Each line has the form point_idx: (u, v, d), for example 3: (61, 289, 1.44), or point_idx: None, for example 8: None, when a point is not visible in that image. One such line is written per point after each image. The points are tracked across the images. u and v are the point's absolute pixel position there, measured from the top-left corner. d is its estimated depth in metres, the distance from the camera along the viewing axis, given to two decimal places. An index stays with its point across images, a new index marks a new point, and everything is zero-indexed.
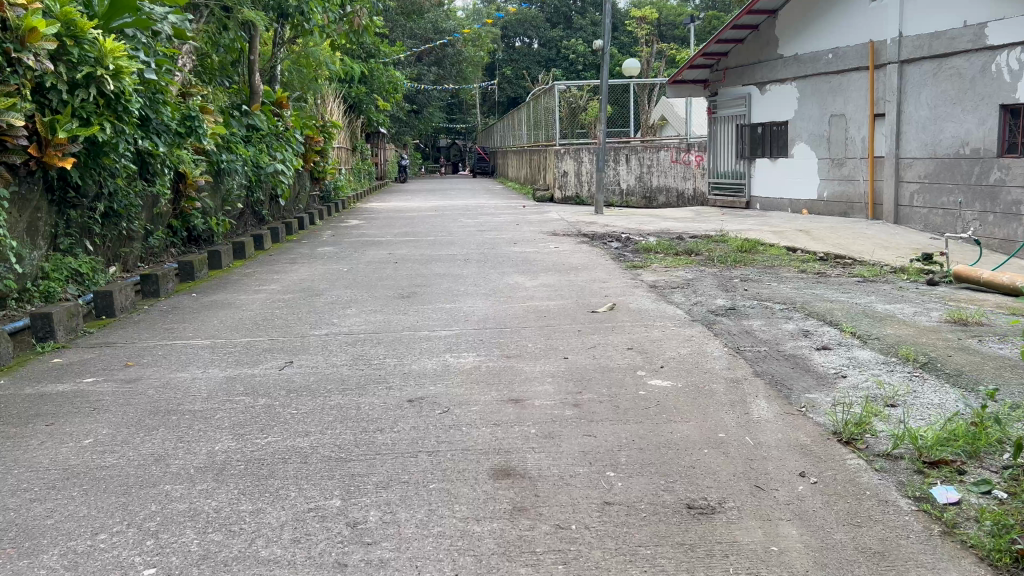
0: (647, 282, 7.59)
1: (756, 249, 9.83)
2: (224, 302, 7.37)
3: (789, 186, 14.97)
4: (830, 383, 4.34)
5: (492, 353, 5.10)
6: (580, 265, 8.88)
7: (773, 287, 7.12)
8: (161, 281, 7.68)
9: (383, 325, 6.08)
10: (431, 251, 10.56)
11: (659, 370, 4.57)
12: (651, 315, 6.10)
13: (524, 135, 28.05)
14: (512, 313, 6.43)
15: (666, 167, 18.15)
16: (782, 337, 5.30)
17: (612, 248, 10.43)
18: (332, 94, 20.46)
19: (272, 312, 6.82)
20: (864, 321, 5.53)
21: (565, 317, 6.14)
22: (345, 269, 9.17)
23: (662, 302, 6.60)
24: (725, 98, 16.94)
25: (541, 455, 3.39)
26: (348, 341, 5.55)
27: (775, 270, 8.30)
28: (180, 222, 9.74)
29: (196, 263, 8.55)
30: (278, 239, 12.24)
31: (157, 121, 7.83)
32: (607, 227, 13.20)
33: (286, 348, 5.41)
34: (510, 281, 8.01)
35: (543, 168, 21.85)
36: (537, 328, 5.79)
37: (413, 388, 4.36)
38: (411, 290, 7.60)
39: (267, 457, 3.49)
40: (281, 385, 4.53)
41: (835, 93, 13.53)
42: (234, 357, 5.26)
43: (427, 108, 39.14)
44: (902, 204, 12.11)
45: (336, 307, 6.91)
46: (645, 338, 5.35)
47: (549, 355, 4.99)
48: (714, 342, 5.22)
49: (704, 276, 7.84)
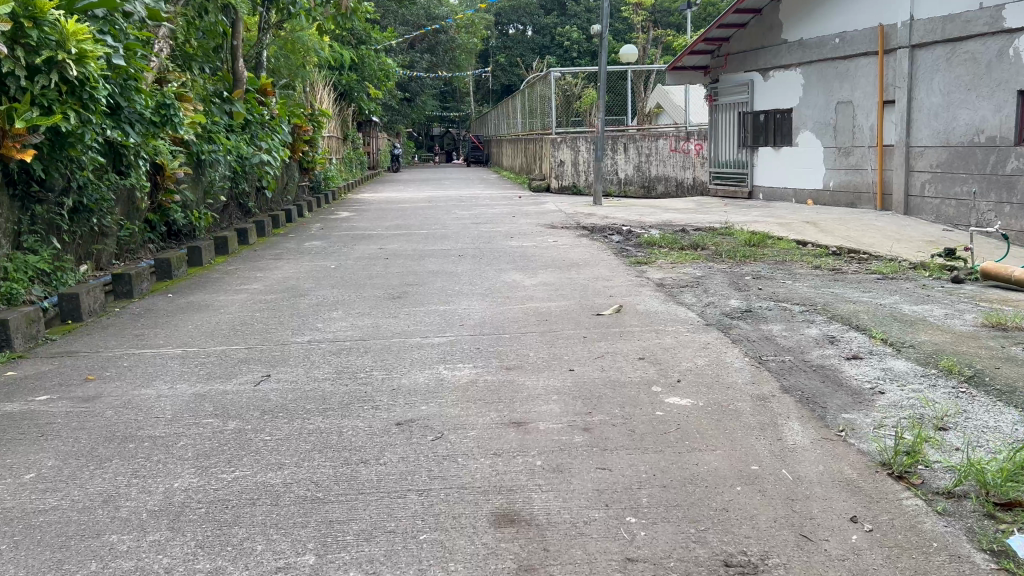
0: (654, 280, 7.13)
1: (765, 243, 9.37)
2: (202, 304, 6.88)
3: (794, 175, 14.51)
4: (867, 401, 3.87)
5: (491, 364, 4.64)
6: (581, 261, 8.42)
7: (789, 286, 6.66)
8: (134, 281, 7.21)
9: (371, 330, 5.61)
10: (423, 246, 10.07)
11: (676, 386, 4.11)
12: (661, 318, 5.64)
13: (518, 124, 27.56)
14: (511, 315, 5.97)
15: (665, 155, 17.76)
16: (806, 345, 4.85)
17: (614, 242, 9.97)
18: (321, 81, 19.92)
19: (251, 315, 6.33)
20: (894, 326, 5.08)
21: (568, 321, 5.68)
22: (333, 266, 8.69)
23: (672, 303, 6.14)
24: (725, 85, 16.45)
25: (550, 495, 2.93)
26: (332, 350, 5.08)
27: (788, 266, 7.84)
28: (158, 216, 9.26)
29: (173, 261, 8.07)
30: (264, 232, 11.74)
31: (127, 108, 7.35)
32: (607, 219, 12.73)
33: (264, 359, 4.94)
34: (507, 279, 7.55)
35: (539, 157, 21.37)
36: (538, 334, 5.33)
37: (403, 408, 3.90)
38: (402, 290, 7.13)
39: (233, 498, 3.03)
40: (254, 405, 4.06)
41: (842, 79, 13.05)
42: (206, 370, 4.79)
43: (421, 96, 38.61)
44: (913, 195, 11.66)
45: (321, 310, 6.43)
46: (657, 347, 4.90)
47: (553, 367, 4.53)
48: (733, 351, 4.76)
49: (714, 274, 7.38)
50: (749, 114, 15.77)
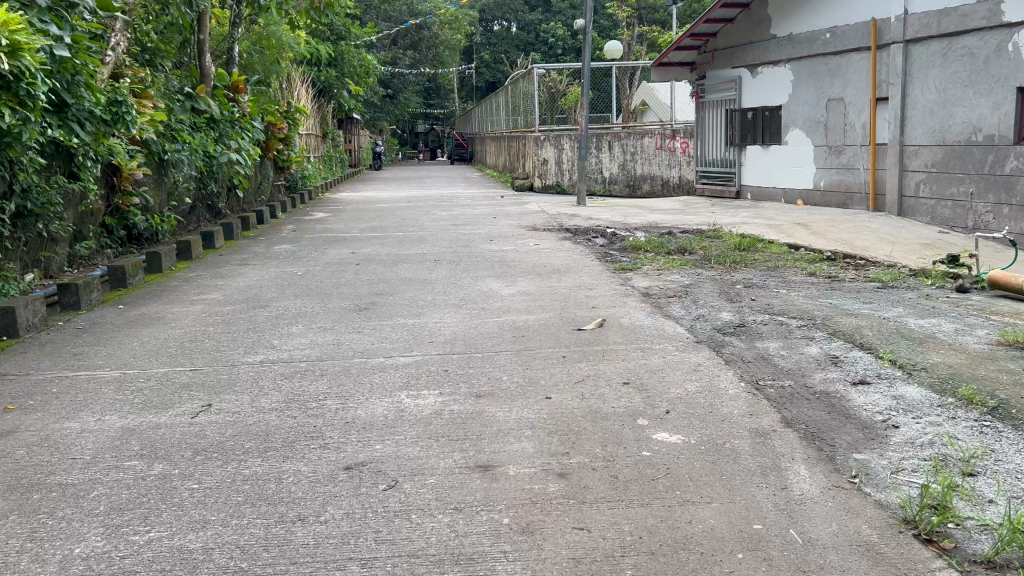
0: (640, 289, 6.69)
1: (756, 247, 8.94)
2: (153, 317, 6.35)
3: (783, 174, 14.11)
4: (881, 438, 3.43)
5: (459, 391, 4.16)
6: (563, 267, 7.96)
7: (784, 296, 6.23)
8: (82, 291, 6.69)
9: (331, 349, 5.11)
10: (398, 250, 9.61)
11: (665, 419, 3.65)
12: (648, 334, 5.18)
13: (502, 121, 27.06)
14: (485, 330, 5.50)
15: (650, 154, 17.35)
16: (807, 367, 4.42)
17: (598, 246, 9.50)
18: (298, 77, 19.32)
19: (204, 330, 5.82)
20: (903, 345, 4.65)
21: (547, 338, 5.19)
22: (300, 272, 8.22)
23: (659, 316, 5.67)
24: (713, 82, 16.03)
25: (517, 567, 2.47)
26: (284, 374, 4.58)
27: (782, 273, 7.43)
28: (116, 220, 8.72)
29: (128, 268, 7.55)
30: (233, 235, 11.20)
31: (75, 105, 6.84)
32: (592, 220, 12.26)
33: (208, 385, 4.42)
34: (484, 288, 7.07)
35: (522, 156, 20.91)
36: (513, 353, 4.86)
37: (356, 448, 3.42)
38: (370, 300, 6.65)
39: (141, 570, 2.53)
40: (185, 443, 3.56)
41: (833, 76, 12.65)
42: (141, 398, 4.26)
43: (404, 93, 38.02)
44: (907, 195, 11.28)
45: (280, 324, 5.93)
46: (644, 370, 4.43)
47: (528, 395, 4.05)
48: (727, 375, 4.30)
49: (704, 282, 6.96)
50: (737, 112, 15.36)
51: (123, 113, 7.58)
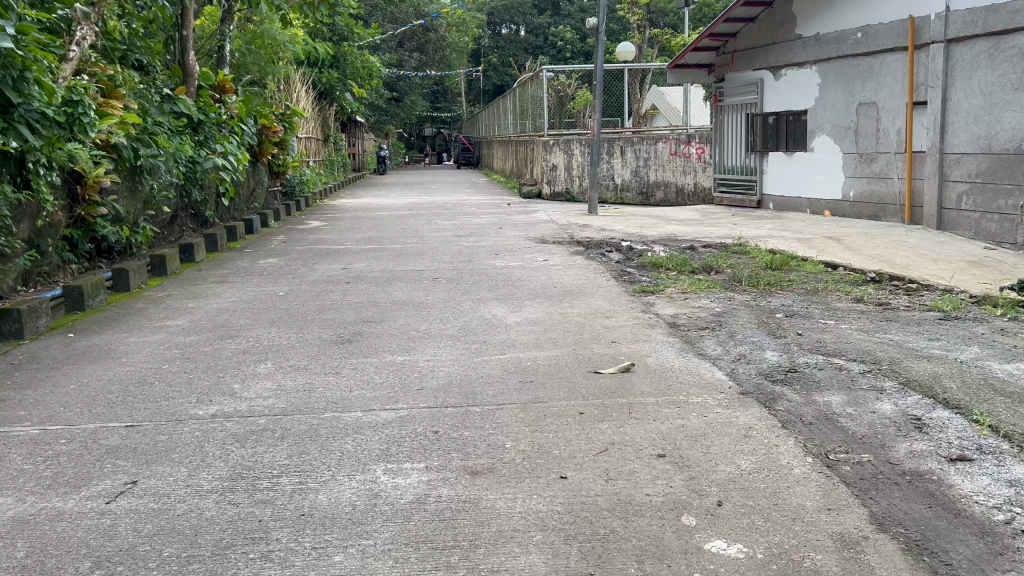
0: (665, 318, 5.82)
1: (789, 266, 8.08)
2: (104, 349, 5.50)
3: (808, 183, 13.22)
4: (1016, 552, 2.55)
5: (450, 465, 3.30)
6: (576, 289, 7.11)
7: (836, 331, 5.35)
8: (26, 318, 5.86)
9: (302, 399, 4.25)
10: (394, 265, 8.76)
11: (717, 518, 2.78)
12: (683, 381, 4.31)
13: (509, 125, 26.25)
14: (484, 373, 4.61)
15: (665, 160, 16.58)
16: (886, 433, 3.53)
17: (612, 262, 8.65)
18: (297, 78, 18.47)
19: (157, 368, 4.95)
20: (999, 404, 3.75)
21: (561, 384, 4.33)
22: (281, 292, 7.38)
23: (691, 356, 4.81)
24: (732, 84, 15.16)
25: None
26: (238, 436, 3.72)
27: (824, 298, 6.56)
28: (80, 232, 7.87)
29: (87, 289, 6.74)
30: (216, 247, 10.37)
31: (23, 104, 6.08)
32: (604, 231, 11.38)
33: (141, 452, 3.56)
34: (487, 314, 6.22)
35: (530, 162, 20.04)
36: (519, 407, 3.98)
37: (307, 564, 2.55)
38: (356, 329, 5.80)
39: None
40: (85, 549, 2.70)
41: (865, 78, 11.76)
42: (53, 470, 3.39)
43: (410, 96, 36.53)
44: (947, 207, 10.37)
45: (245, 361, 5.07)
46: (682, 435, 3.56)
47: (536, 475, 3.18)
48: (787, 445, 3.42)
49: (738, 309, 6.09)
50: (758, 116, 14.45)
51: (80, 114, 6.76)
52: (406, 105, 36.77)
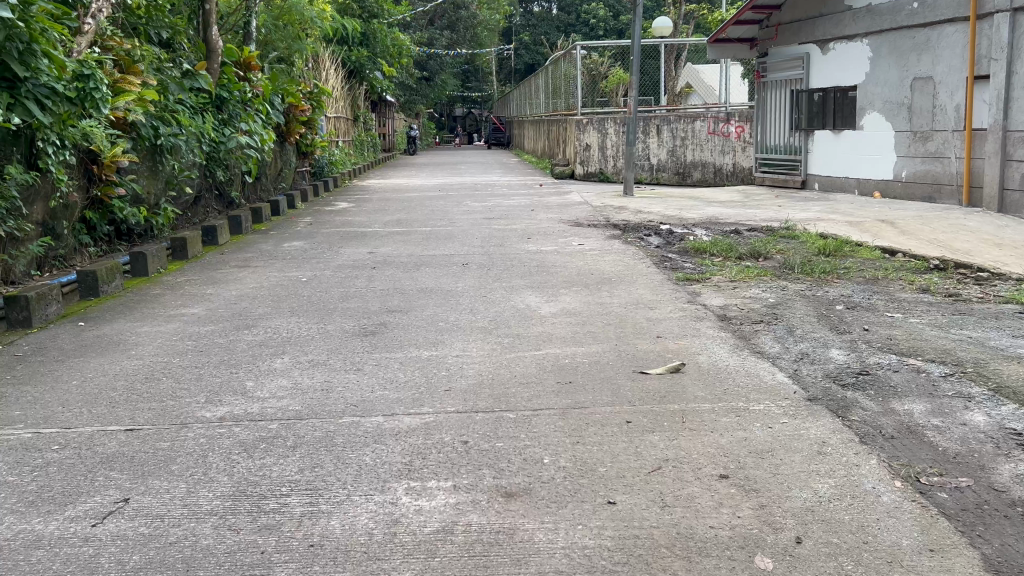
0: (714, 310, 5.36)
1: (843, 251, 7.56)
2: (114, 340, 5.16)
3: (857, 163, 12.60)
4: None
5: (480, 485, 2.89)
6: (615, 276, 6.64)
7: (907, 326, 4.85)
8: (35, 306, 5.53)
9: (318, 400, 3.87)
10: (421, 250, 8.36)
11: (796, 563, 2.34)
12: (741, 385, 3.86)
13: (541, 104, 25.66)
14: (518, 372, 4.19)
15: (702, 139, 16.05)
16: (985, 452, 3.07)
17: (652, 246, 8.18)
18: (325, 56, 18.08)
19: (167, 363, 4.59)
20: None
21: (604, 386, 3.89)
22: (304, 279, 7.01)
23: (746, 354, 4.36)
24: (775, 60, 14.51)
25: None
26: (244, 446, 3.33)
27: (886, 288, 6.05)
28: (97, 214, 7.56)
29: (101, 274, 6.42)
30: (241, 229, 10.05)
31: (31, 78, 5.76)
32: (641, 214, 10.89)
33: (138, 463, 3.19)
34: (521, 303, 5.79)
35: (563, 142, 19.51)
36: (557, 413, 3.56)
37: None
38: (380, 320, 5.41)
39: None
40: None
41: (920, 51, 11.10)
42: (39, 483, 3.03)
43: (440, 75, 36.00)
44: (1010, 188, 9.74)
45: (261, 356, 4.69)
46: (746, 451, 3.12)
47: (579, 499, 2.76)
48: (870, 465, 2.96)
49: (792, 300, 5.61)
50: (804, 92, 13.79)
51: (91, 89, 6.39)
52: (437, 85, 36.24)
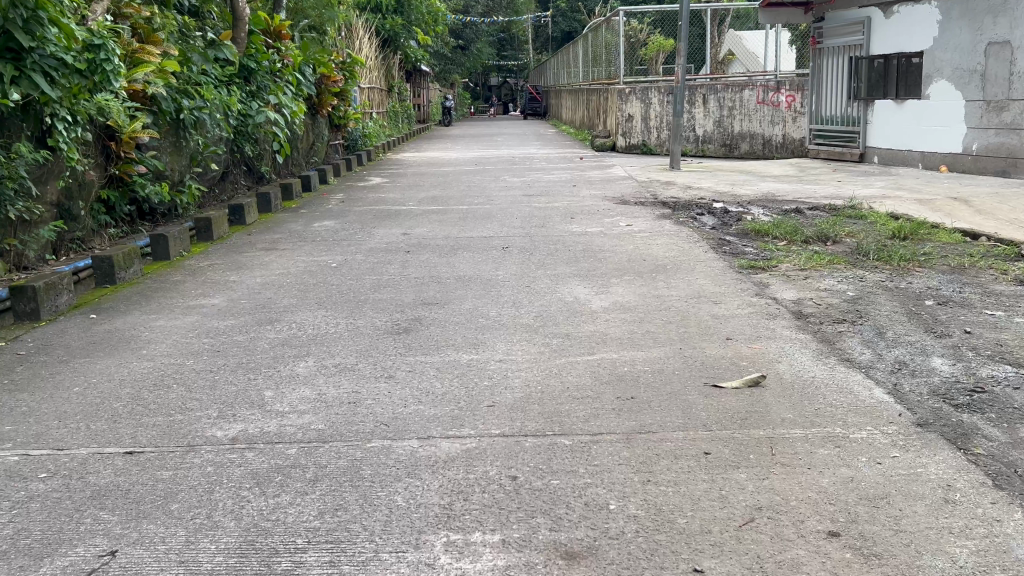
0: (788, 306, 4.78)
1: (920, 234, 6.90)
2: (126, 336, 4.73)
3: (921, 134, 11.79)
4: None
5: (535, 542, 2.38)
6: (671, 263, 6.07)
7: (1019, 329, 4.21)
8: (43, 296, 5.12)
9: (344, 417, 3.38)
10: (459, 231, 7.84)
11: None
12: (834, 404, 3.30)
13: (580, 73, 24.84)
14: (571, 383, 3.67)
15: (751, 109, 15.29)
16: None
17: (707, 228, 7.58)
18: (359, 25, 17.52)
19: (180, 365, 4.15)
20: None
21: (674, 404, 3.35)
22: (333, 264, 6.54)
23: (834, 364, 3.78)
24: (832, 24, 13.64)
25: None
26: (258, 479, 2.86)
27: (979, 280, 5.40)
28: (117, 193, 7.15)
29: (117, 260, 6.00)
30: (270, 207, 9.61)
31: (38, 49, 5.32)
32: (690, 190, 10.25)
33: (135, 501, 2.73)
34: (570, 296, 5.25)
35: (604, 112, 18.78)
36: (621, 440, 3.03)
37: None
38: (414, 315, 4.91)
39: None
40: None
41: (997, 14, 10.26)
42: (15, 528, 2.58)
43: (476, 44, 35.19)
44: None
45: (284, 357, 4.23)
46: (856, 498, 2.58)
47: (659, 566, 2.24)
48: (1015, 521, 2.41)
49: (874, 294, 5.01)
50: (863, 59, 12.94)
51: (102, 61, 5.91)
52: (473, 53, 35.46)
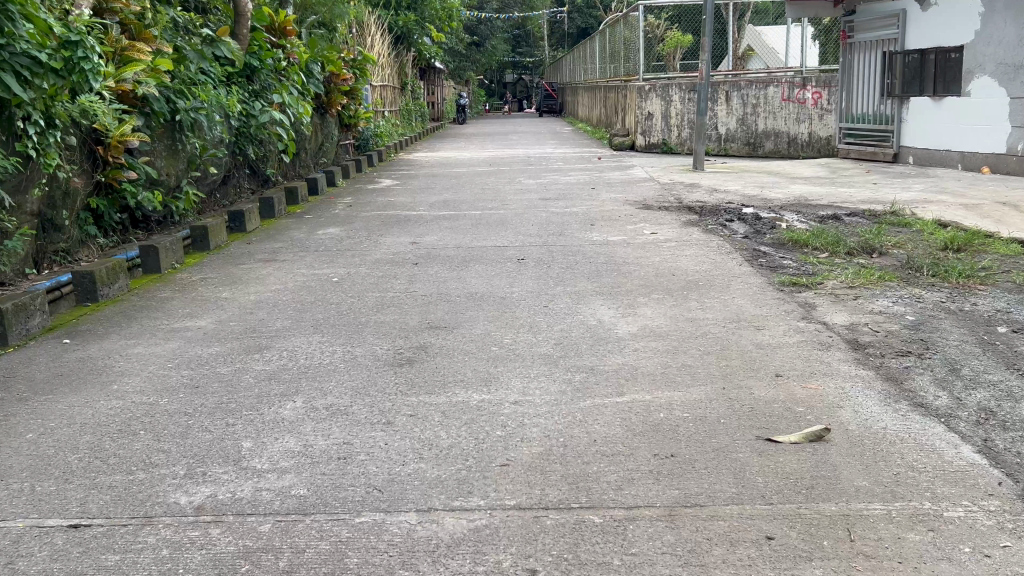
0: (843, 333, 4.21)
1: (976, 244, 6.31)
2: (98, 366, 4.23)
3: (961, 132, 11.15)
4: None
5: None
6: (704, 280, 5.50)
7: None
8: (12, 318, 4.63)
9: (331, 479, 2.86)
10: (471, 240, 7.31)
11: None
12: (916, 469, 2.74)
13: (597, 69, 24.19)
14: (598, 434, 3.13)
15: (776, 106, 14.66)
16: None
17: (739, 236, 7.02)
18: (371, 21, 16.98)
19: (152, 405, 3.64)
20: None
21: (723, 467, 2.80)
22: (335, 278, 6.02)
23: (906, 412, 3.21)
24: (863, 17, 12.99)
25: None
26: (217, 570, 2.34)
27: None
28: (106, 201, 6.68)
29: (99, 274, 5.51)
30: (272, 212, 9.11)
31: (7, 46, 4.77)
32: (717, 194, 9.66)
33: None
34: (593, 319, 4.70)
35: (622, 110, 18.19)
36: (664, 519, 2.49)
37: None
38: (419, 342, 4.38)
39: None
40: None
41: None
42: None
43: (490, 40, 34.51)
44: None
45: (270, 395, 3.72)
46: None
47: None
48: None
49: (938, 319, 4.43)
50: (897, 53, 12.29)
51: (80, 59, 5.37)
52: (487, 50, 34.77)
